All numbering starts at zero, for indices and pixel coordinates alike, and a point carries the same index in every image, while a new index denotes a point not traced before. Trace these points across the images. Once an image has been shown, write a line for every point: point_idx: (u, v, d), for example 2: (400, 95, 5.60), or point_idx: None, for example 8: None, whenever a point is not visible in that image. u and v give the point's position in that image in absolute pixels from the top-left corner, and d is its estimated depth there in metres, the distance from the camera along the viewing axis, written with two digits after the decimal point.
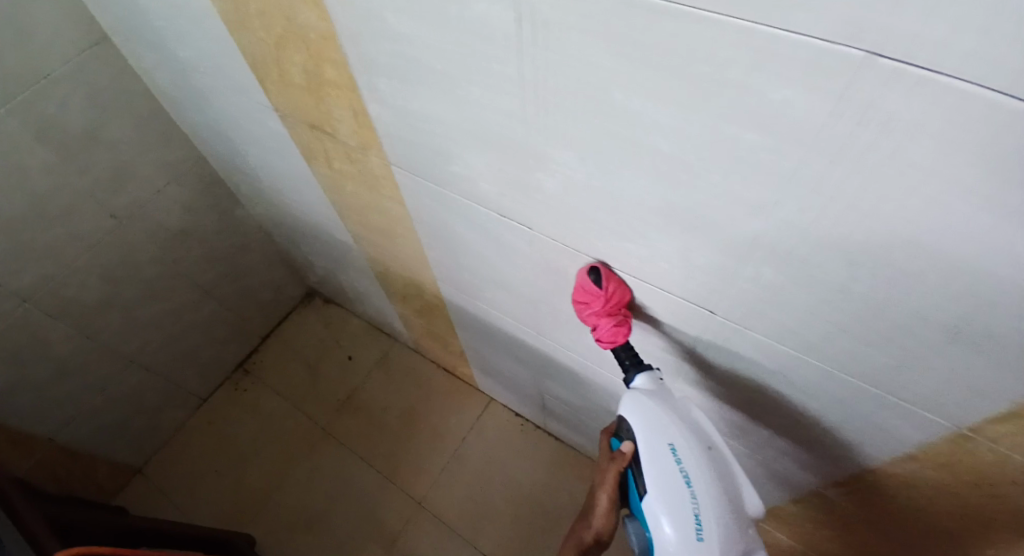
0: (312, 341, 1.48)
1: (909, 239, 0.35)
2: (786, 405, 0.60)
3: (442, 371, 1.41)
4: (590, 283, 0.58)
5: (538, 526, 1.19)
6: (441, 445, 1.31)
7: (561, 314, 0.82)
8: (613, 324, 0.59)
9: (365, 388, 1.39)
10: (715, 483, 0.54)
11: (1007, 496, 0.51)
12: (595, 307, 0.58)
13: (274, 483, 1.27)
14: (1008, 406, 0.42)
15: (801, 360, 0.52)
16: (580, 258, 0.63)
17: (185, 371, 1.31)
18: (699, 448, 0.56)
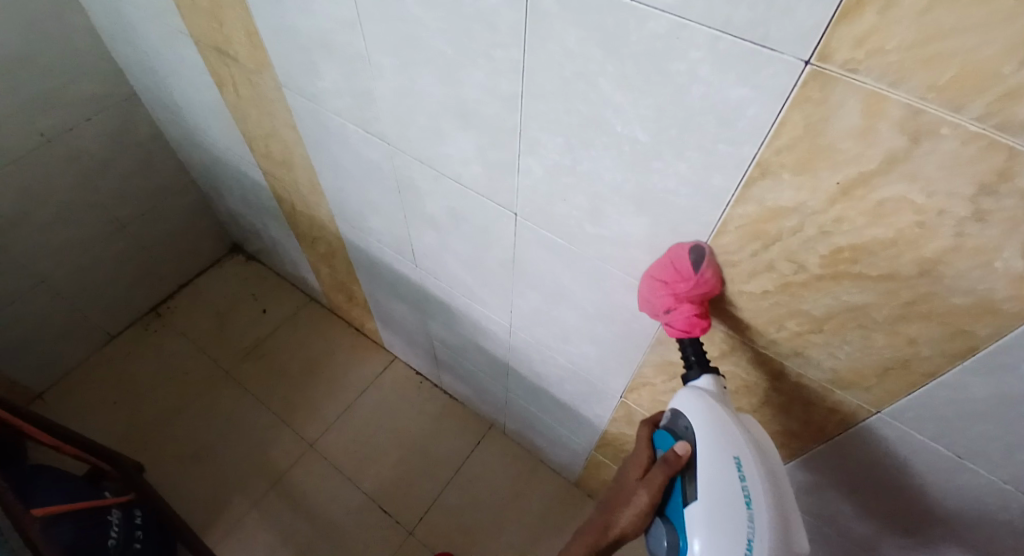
0: (229, 291, 1.53)
1: (642, 121, 0.43)
2: (577, 306, 0.68)
3: (349, 328, 1.46)
4: (687, 264, 0.48)
5: (419, 470, 1.27)
6: (339, 394, 1.37)
7: (429, 251, 0.85)
8: (691, 314, 0.49)
9: (272, 337, 1.45)
10: (774, 507, 0.47)
11: (757, 394, 0.59)
12: (677, 288, 0.49)
13: (170, 418, 1.32)
14: (738, 291, 0.49)
15: (561, 248, 0.61)
16: (419, 174, 0.70)
17: (96, 302, 1.35)
18: (764, 464, 0.49)
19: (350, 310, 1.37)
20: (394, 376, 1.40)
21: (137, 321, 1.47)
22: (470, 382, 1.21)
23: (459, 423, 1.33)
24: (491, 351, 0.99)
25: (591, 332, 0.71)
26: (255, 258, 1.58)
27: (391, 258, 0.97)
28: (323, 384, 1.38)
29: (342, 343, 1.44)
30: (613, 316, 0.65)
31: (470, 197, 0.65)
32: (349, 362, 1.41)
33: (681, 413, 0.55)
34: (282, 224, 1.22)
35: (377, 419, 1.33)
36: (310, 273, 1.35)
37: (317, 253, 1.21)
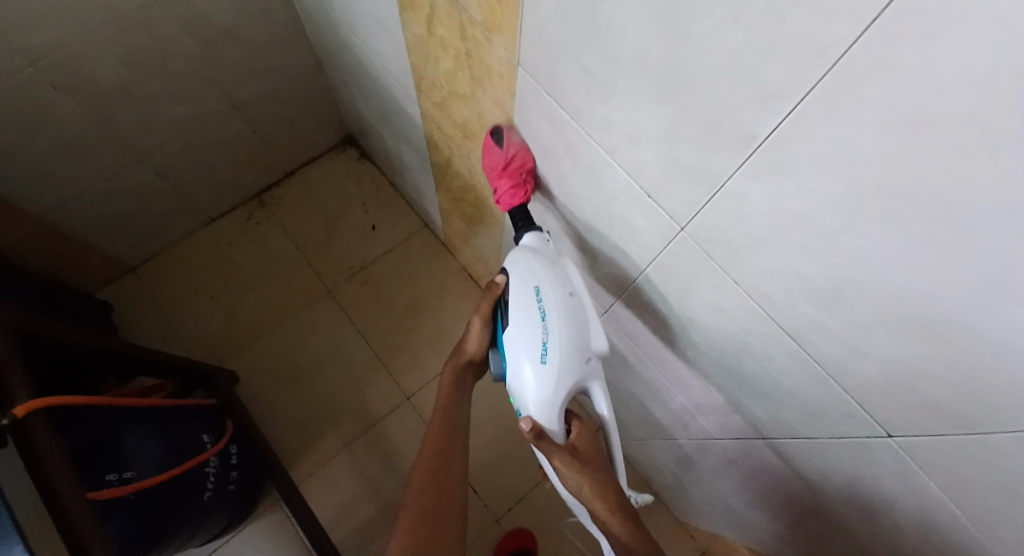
0: (337, 193, 1.33)
1: None
2: (896, 535, 0.47)
3: (465, 276, 1.27)
4: (489, 141, 0.55)
5: (517, 459, 1.16)
6: (443, 349, 1.22)
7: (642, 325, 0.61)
8: (511, 186, 0.55)
9: (380, 260, 1.27)
10: (564, 311, 0.50)
11: None
12: (494, 170, 0.55)
13: (266, 325, 1.22)
14: None
15: (949, 516, 0.39)
16: (718, 292, 0.43)
17: (198, 183, 1.17)
18: (564, 287, 0.51)
19: (474, 265, 1.16)
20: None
21: (238, 205, 1.31)
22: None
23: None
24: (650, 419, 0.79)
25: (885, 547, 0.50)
26: (369, 157, 1.35)
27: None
28: (429, 331, 1.23)
29: (453, 289, 1.26)
30: None
31: (812, 380, 0.41)
32: (457, 312, 1.25)
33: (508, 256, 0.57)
34: (419, 157, 0.97)
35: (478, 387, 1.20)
36: (436, 210, 1.13)
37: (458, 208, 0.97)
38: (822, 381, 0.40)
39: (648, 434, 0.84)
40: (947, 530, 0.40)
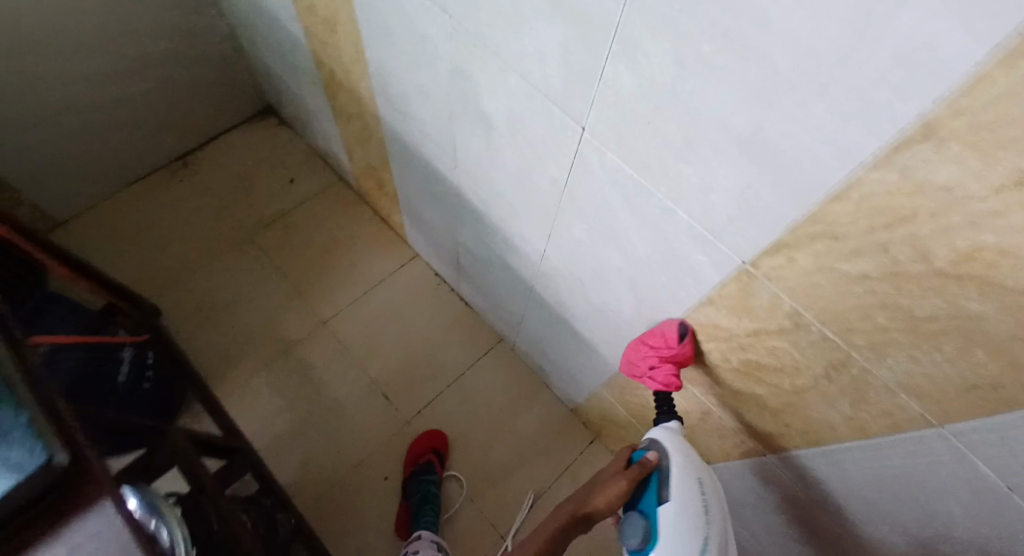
0: (257, 154, 1.47)
1: (786, 61, 0.33)
2: (628, 244, 0.62)
3: (376, 219, 1.41)
4: (674, 332, 0.64)
5: (424, 369, 1.27)
6: (356, 279, 1.34)
7: (470, 150, 0.77)
8: (669, 372, 0.65)
9: (298, 209, 1.41)
10: (723, 522, 0.59)
11: (788, 360, 0.54)
12: (662, 350, 0.65)
13: (188, 269, 1.32)
14: (826, 260, 0.42)
15: (632, 180, 0.54)
16: (478, 57, 0.59)
17: (122, 139, 1.29)
18: (715, 492, 0.62)
19: (378, 198, 1.30)
20: (411, 274, 1.36)
21: (166, 166, 1.43)
22: (488, 294, 1.17)
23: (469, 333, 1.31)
24: (523, 273, 0.93)
25: (631, 270, 0.65)
26: (288, 125, 1.51)
27: (428, 153, 0.90)
28: (342, 266, 1.36)
29: (366, 231, 1.40)
30: (658, 252, 0.59)
31: (538, 106, 0.57)
32: (368, 252, 1.38)
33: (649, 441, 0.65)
34: (319, 93, 1.13)
35: (390, 312, 1.32)
36: (344, 152, 1.28)
37: (351, 132, 1.13)
38: (549, 107, 0.56)
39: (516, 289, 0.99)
40: (636, 202, 0.56)
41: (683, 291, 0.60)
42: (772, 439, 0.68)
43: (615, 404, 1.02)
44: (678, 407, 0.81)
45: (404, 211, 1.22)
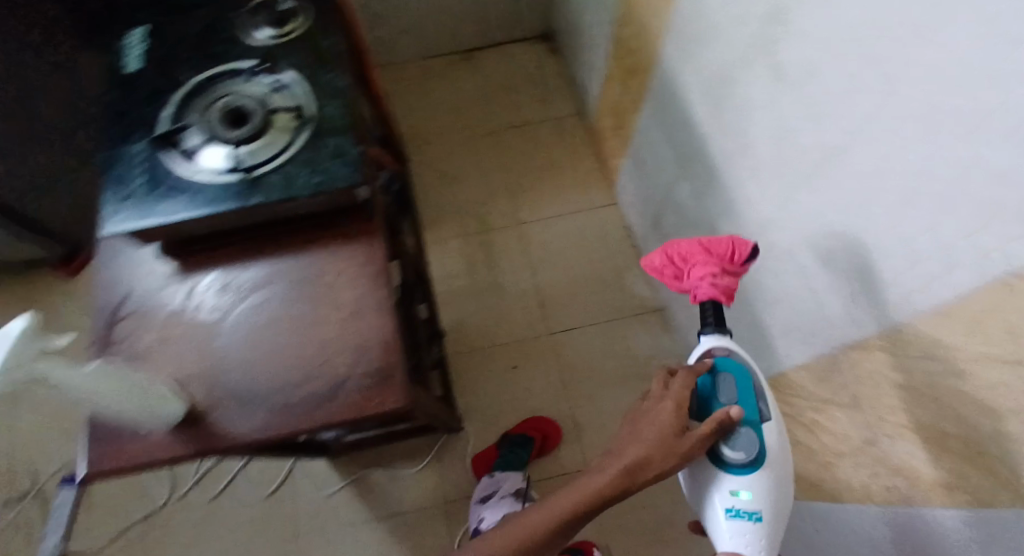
0: (526, 66, 1.55)
1: None
2: (882, 224, 0.57)
3: (597, 156, 1.41)
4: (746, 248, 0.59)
5: (581, 303, 1.28)
6: (558, 201, 1.38)
7: (746, 94, 0.74)
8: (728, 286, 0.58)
9: (536, 124, 1.47)
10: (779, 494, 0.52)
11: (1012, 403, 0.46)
12: (723, 257, 0.59)
13: (434, 134, 1.47)
14: None
15: (920, 150, 0.48)
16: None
17: (428, 16, 1.45)
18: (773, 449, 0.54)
19: (608, 135, 1.30)
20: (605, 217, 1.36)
21: (450, 55, 1.58)
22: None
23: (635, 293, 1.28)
24: (730, 241, 0.89)
25: (868, 255, 0.60)
26: (557, 49, 1.56)
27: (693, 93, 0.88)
28: (549, 185, 1.40)
29: (582, 163, 1.42)
30: (911, 240, 0.53)
31: (857, 53, 0.53)
32: (576, 182, 1.40)
33: (716, 344, 0.57)
34: (605, 12, 1.15)
35: (572, 242, 1.34)
36: (599, 81, 1.30)
37: (618, 62, 1.13)
38: (869, 54, 0.52)
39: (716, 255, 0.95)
40: (911, 178, 0.50)
41: (918, 289, 0.54)
42: (938, 493, 0.59)
43: None
44: (843, 421, 0.74)
45: (631, 153, 1.20)
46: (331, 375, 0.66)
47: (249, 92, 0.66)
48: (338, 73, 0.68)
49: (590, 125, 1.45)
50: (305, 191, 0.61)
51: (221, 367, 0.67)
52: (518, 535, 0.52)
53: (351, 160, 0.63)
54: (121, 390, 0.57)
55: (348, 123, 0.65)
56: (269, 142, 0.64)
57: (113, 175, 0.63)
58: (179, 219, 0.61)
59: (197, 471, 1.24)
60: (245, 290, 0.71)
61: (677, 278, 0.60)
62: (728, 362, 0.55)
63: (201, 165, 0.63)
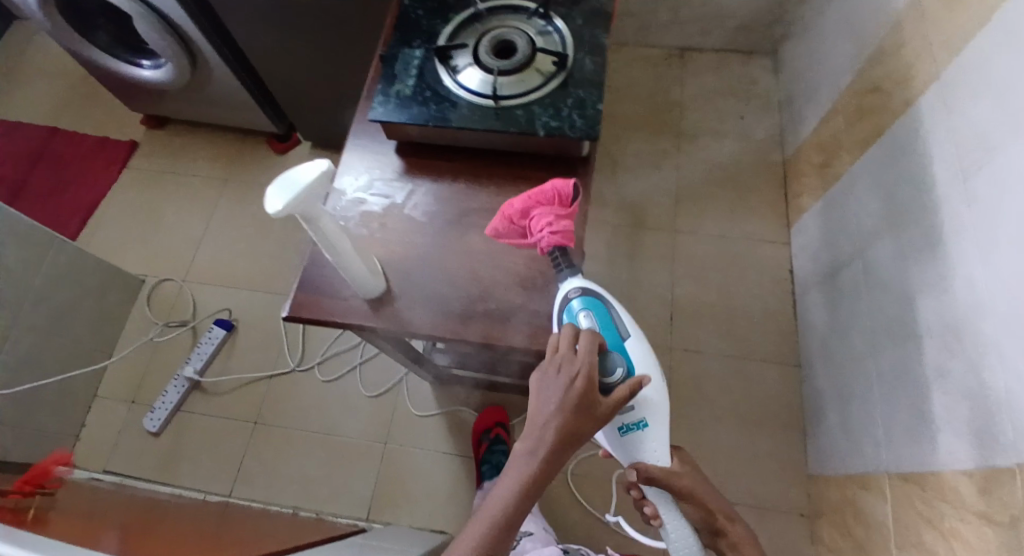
0: (736, 81, 1.46)
1: None
2: None
3: (782, 190, 1.33)
4: (568, 190, 0.61)
5: (714, 328, 1.22)
6: (725, 221, 1.31)
7: (1015, 172, 0.67)
8: (562, 236, 0.61)
9: (724, 138, 1.40)
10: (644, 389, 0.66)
11: None
12: (551, 208, 0.61)
13: (620, 120, 1.43)
14: None
15: None
16: None
17: (660, 6, 1.39)
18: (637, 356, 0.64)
19: (809, 173, 1.22)
20: (768, 252, 1.28)
21: (668, 48, 1.52)
22: (838, 320, 1.04)
23: (776, 338, 1.20)
24: (919, 319, 0.83)
25: None
26: (776, 71, 1.46)
27: (947, 155, 0.80)
28: (720, 203, 1.33)
29: (763, 191, 1.33)
30: None
31: None
32: (750, 207, 1.32)
33: (573, 284, 0.61)
34: (858, 47, 1.07)
35: (726, 265, 1.27)
36: (821, 113, 1.20)
37: (861, 104, 1.04)
38: None
39: (896, 328, 0.87)
40: None
41: None
42: None
43: (884, 504, 0.85)
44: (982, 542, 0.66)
45: (828, 197, 1.12)
46: (504, 302, 0.64)
47: (519, 27, 0.68)
48: (604, 30, 0.69)
49: (786, 156, 1.35)
50: (542, 130, 0.63)
51: (410, 268, 0.65)
52: (485, 520, 0.51)
53: (591, 116, 0.64)
54: (350, 255, 0.55)
55: (601, 80, 0.66)
56: (525, 78, 0.66)
57: (387, 70, 0.68)
58: (432, 125, 0.65)
59: (319, 358, 1.22)
60: (358, 199, 0.70)
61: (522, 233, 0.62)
62: (586, 300, 0.60)
63: (462, 83, 0.67)
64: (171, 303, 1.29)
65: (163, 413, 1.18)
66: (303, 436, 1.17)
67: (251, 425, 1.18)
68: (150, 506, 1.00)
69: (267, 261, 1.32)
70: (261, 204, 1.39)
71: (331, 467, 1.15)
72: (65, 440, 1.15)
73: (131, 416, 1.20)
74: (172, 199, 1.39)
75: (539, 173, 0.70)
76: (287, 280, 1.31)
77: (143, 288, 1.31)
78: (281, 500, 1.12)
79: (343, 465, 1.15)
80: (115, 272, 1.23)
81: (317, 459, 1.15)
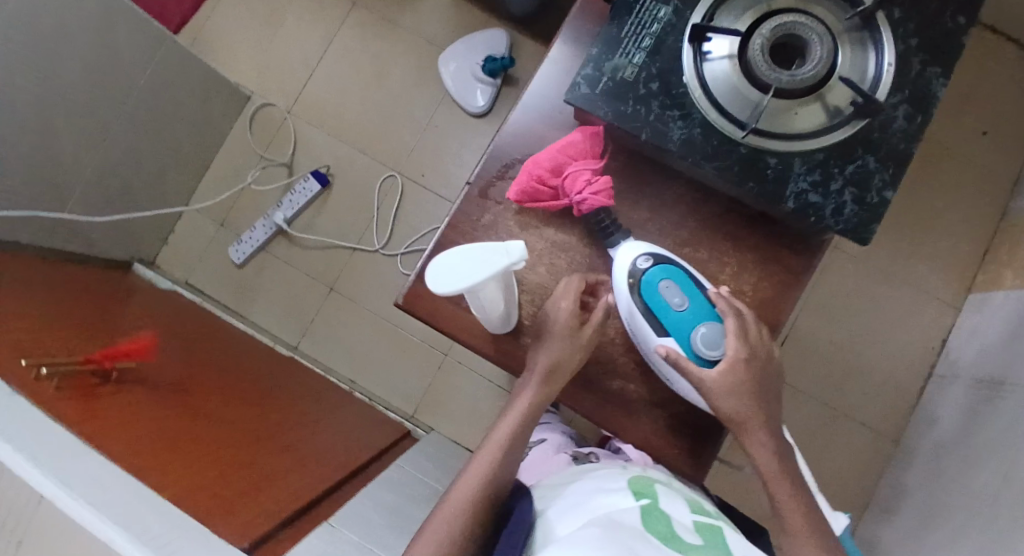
0: (1005, 82, 1.10)
1: None
2: None
3: (986, 249, 1.08)
4: (594, 136, 0.51)
5: (826, 370, 1.09)
6: (897, 259, 1.09)
7: None
8: (601, 187, 0.50)
9: (950, 156, 1.10)
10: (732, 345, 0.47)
11: None
12: (582, 162, 0.50)
13: None
14: None
15: None
16: None
17: None
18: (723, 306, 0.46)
19: None
20: (928, 313, 1.08)
21: None
22: (974, 440, 0.90)
23: (884, 409, 1.07)
24: None
25: None
26: None
27: None
28: (900, 235, 1.10)
29: (959, 240, 1.08)
30: None
31: None
32: (938, 254, 1.09)
33: (643, 253, 0.47)
34: None
35: (874, 309, 1.09)
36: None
37: None
38: None
39: None
40: None
41: None
42: None
43: None
44: None
45: None
46: (651, 393, 0.52)
47: (823, 20, 0.45)
48: (945, 71, 0.45)
49: (1012, 209, 1.07)
50: (792, 202, 0.46)
51: (549, 301, 0.53)
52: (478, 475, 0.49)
53: (870, 205, 0.45)
54: (485, 293, 0.42)
55: (907, 152, 0.45)
56: (800, 111, 0.45)
57: (612, 30, 0.49)
58: (645, 137, 0.48)
59: (403, 247, 1.16)
60: (508, 171, 0.55)
61: (555, 195, 0.51)
62: (660, 273, 0.45)
63: (707, 84, 0.47)
64: (271, 133, 1.21)
65: (249, 248, 1.18)
66: (371, 317, 1.17)
67: (326, 290, 1.18)
68: (221, 340, 1.01)
69: (375, 120, 1.20)
70: (383, 51, 1.21)
71: (390, 357, 1.16)
72: (152, 240, 1.18)
73: (217, 237, 1.20)
74: (290, 9, 1.24)
75: (749, 235, 0.51)
76: (391, 148, 1.19)
77: (247, 106, 1.22)
78: (339, 370, 1.15)
79: (402, 360, 1.16)
80: (223, 84, 1.14)
81: (380, 343, 1.16)
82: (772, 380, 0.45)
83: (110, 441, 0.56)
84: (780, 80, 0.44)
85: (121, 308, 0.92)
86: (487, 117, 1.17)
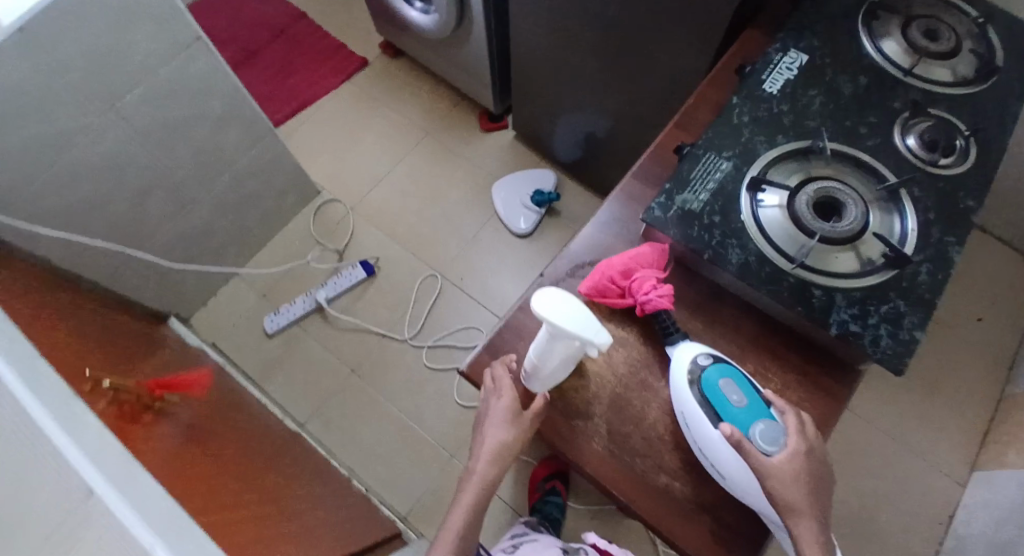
0: (990, 280, 1.24)
1: None
2: None
3: (983, 429, 1.13)
4: (660, 252, 0.60)
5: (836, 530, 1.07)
6: (901, 425, 1.14)
7: None
8: (662, 292, 0.58)
9: (945, 337, 1.21)
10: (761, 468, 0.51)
11: None
12: (647, 270, 0.59)
13: None
14: None
15: None
16: None
17: None
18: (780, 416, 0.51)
19: None
20: (931, 484, 1.10)
21: None
22: None
23: None
24: None
25: None
26: None
27: None
28: (903, 403, 1.16)
29: (958, 416, 1.14)
30: None
31: None
32: (939, 427, 1.14)
33: (703, 352, 0.53)
34: None
35: (879, 473, 1.11)
36: None
37: None
38: None
39: None
40: None
41: None
42: None
43: None
44: None
45: None
46: (695, 493, 0.54)
47: (856, 189, 0.58)
48: (957, 242, 0.56)
49: (1006, 394, 1.14)
50: (836, 328, 0.53)
51: (604, 388, 0.58)
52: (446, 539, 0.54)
53: (903, 340, 0.52)
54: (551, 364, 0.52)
55: (931, 301, 0.54)
56: (840, 255, 0.55)
57: (682, 172, 0.60)
58: (707, 256, 0.57)
59: (433, 343, 1.21)
60: (580, 272, 0.63)
61: (621, 294, 0.59)
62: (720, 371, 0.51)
63: (761, 224, 0.57)
64: (333, 224, 1.33)
65: (284, 320, 1.22)
66: (385, 407, 1.17)
67: (348, 373, 1.20)
68: (241, 402, 1.02)
69: (429, 227, 1.32)
70: (449, 171, 1.38)
71: (397, 452, 1.14)
72: (195, 299, 1.23)
73: (256, 306, 1.26)
74: (373, 126, 1.44)
75: (790, 357, 0.58)
76: (438, 253, 1.30)
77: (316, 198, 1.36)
78: (343, 458, 1.13)
79: (408, 456, 1.14)
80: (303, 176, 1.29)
81: (390, 435, 1.15)
82: (821, 483, 0.48)
83: (151, 463, 0.58)
84: (822, 229, 0.56)
85: (157, 352, 0.95)
86: (530, 238, 1.30)
